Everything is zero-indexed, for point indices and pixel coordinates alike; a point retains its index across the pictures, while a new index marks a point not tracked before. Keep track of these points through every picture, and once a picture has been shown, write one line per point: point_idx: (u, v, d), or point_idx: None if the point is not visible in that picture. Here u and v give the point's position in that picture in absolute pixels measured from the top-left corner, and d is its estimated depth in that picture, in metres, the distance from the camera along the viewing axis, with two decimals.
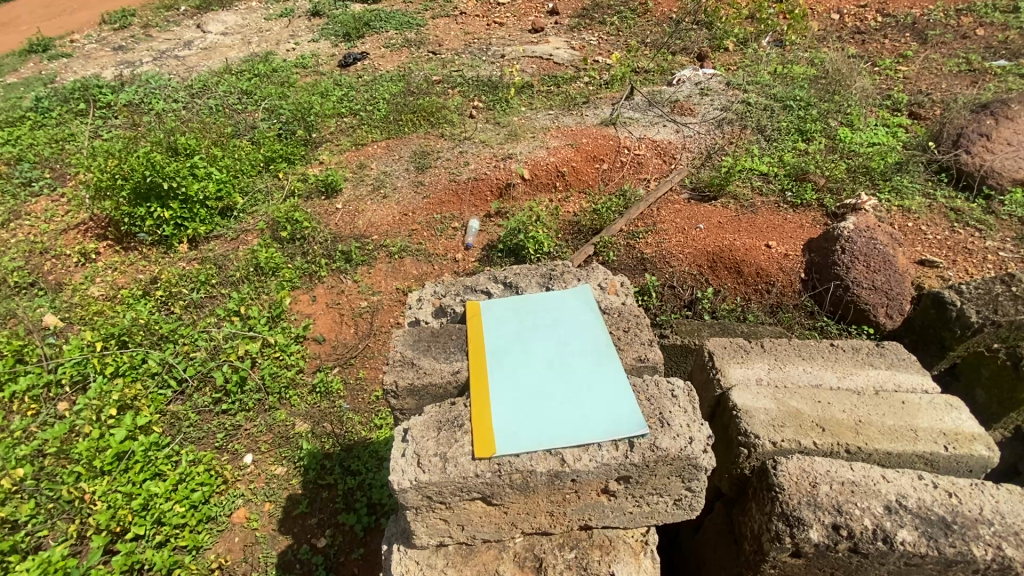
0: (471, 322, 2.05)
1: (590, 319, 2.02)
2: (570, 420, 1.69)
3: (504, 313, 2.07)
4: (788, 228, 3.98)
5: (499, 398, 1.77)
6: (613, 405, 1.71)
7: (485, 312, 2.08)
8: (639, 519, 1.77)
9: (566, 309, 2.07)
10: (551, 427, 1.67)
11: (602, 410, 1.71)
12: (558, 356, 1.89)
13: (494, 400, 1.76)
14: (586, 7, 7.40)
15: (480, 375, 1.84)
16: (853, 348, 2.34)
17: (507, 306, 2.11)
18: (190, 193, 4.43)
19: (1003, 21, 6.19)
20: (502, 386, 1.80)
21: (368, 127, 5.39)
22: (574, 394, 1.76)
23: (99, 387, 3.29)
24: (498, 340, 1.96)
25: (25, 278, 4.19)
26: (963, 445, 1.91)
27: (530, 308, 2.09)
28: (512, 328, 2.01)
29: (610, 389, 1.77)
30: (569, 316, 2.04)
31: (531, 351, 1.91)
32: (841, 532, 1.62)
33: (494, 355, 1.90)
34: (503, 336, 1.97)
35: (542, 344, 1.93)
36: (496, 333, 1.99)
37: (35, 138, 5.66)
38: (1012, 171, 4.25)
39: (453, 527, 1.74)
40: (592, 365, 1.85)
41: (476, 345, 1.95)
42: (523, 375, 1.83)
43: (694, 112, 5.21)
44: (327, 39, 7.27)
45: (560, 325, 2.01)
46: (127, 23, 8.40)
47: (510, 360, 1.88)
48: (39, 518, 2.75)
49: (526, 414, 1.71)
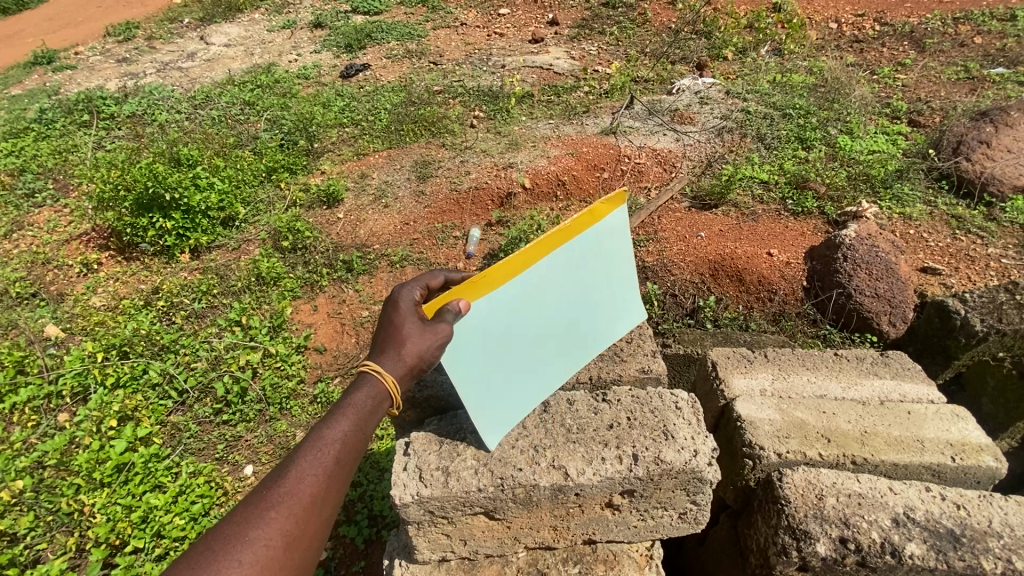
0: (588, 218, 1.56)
1: (605, 341, 1.79)
2: (485, 384, 1.55)
3: (608, 243, 1.69)
4: (790, 236, 3.99)
5: (497, 295, 1.48)
6: (512, 407, 1.64)
7: (609, 219, 1.65)
8: (644, 533, 1.75)
9: (613, 310, 1.80)
10: (473, 372, 1.52)
11: (503, 397, 1.61)
12: (549, 329, 1.63)
13: (493, 291, 1.46)
14: (587, 18, 7.45)
15: (530, 261, 1.49)
16: (857, 357, 2.34)
17: (604, 253, 1.69)
18: (193, 204, 4.44)
19: (1001, 29, 6.23)
20: (513, 290, 1.50)
21: (370, 137, 5.42)
22: (513, 364, 1.59)
23: (99, 398, 3.29)
24: (559, 265, 1.57)
25: (27, 289, 4.20)
26: (970, 455, 1.89)
27: (612, 269, 1.74)
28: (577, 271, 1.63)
29: (523, 394, 1.63)
30: (607, 314, 1.78)
31: (567, 296, 1.64)
32: (849, 546, 1.59)
33: (542, 273, 1.54)
34: (580, 255, 1.61)
35: (574, 295, 1.65)
36: (581, 246, 1.60)
37: (38, 149, 5.70)
38: (1011, 178, 4.25)
39: (455, 542, 1.72)
40: (546, 360, 1.65)
41: (569, 232, 1.54)
42: (529, 301, 1.55)
43: (694, 121, 5.23)
44: (329, 50, 7.32)
45: (595, 310, 1.75)
46: (131, 35, 8.49)
47: (538, 293, 1.56)
48: (37, 531, 2.71)
49: (479, 339, 1.50)
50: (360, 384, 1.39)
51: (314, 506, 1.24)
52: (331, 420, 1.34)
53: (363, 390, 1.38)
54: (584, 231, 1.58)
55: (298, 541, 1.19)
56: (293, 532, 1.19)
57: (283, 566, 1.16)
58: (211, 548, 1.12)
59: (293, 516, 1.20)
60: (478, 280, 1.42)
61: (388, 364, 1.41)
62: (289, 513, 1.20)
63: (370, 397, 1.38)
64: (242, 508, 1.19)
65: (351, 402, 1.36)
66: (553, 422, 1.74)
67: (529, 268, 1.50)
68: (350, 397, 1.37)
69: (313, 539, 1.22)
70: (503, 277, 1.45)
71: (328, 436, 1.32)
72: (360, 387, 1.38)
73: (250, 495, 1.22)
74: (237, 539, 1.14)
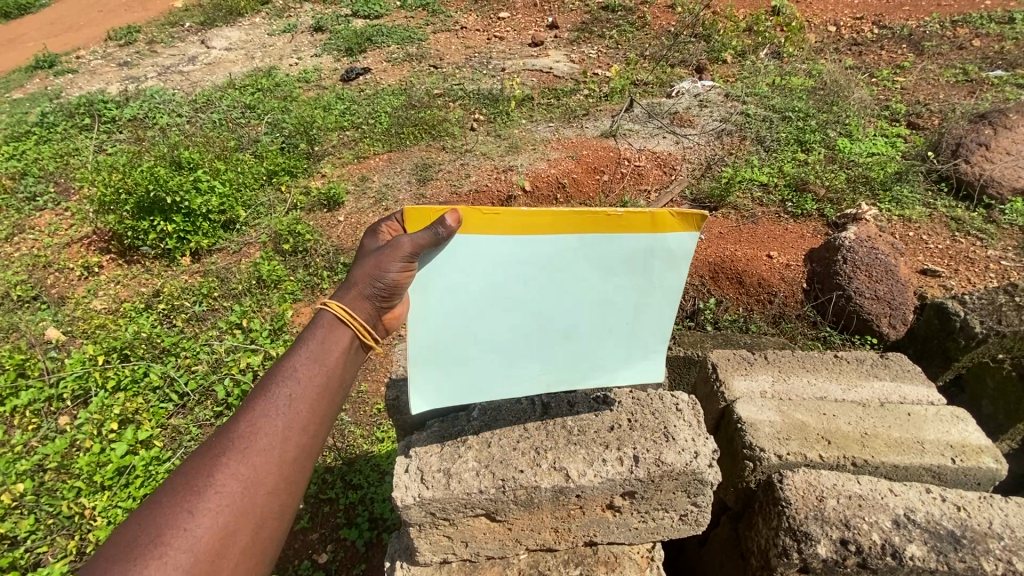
0: (646, 223, 1.30)
1: (614, 370, 1.49)
2: (439, 343, 1.36)
3: (655, 270, 1.37)
4: (790, 238, 4.01)
5: (491, 243, 1.30)
6: (461, 384, 1.41)
7: (667, 242, 1.34)
8: (645, 535, 1.75)
9: (632, 347, 1.47)
10: (432, 320, 1.34)
11: (453, 368, 1.39)
12: (541, 317, 1.39)
13: (488, 234, 1.29)
14: (586, 21, 7.48)
15: (544, 223, 1.29)
16: (857, 359, 2.35)
17: (651, 280, 1.39)
18: (193, 207, 4.46)
19: (999, 31, 6.26)
20: (511, 245, 1.30)
21: (370, 140, 5.43)
22: (480, 334, 1.38)
23: (100, 401, 3.29)
24: (586, 253, 1.33)
25: (29, 292, 4.21)
26: (970, 457, 1.90)
27: (651, 301, 1.42)
28: (608, 276, 1.36)
29: (477, 372, 1.41)
30: (622, 346, 1.47)
31: (582, 294, 1.38)
32: (849, 547, 1.60)
33: (561, 251, 1.32)
34: (608, 256, 1.34)
35: (584, 297, 1.39)
36: (614, 247, 1.33)
37: (40, 153, 5.72)
38: (1010, 180, 4.26)
39: (456, 544, 1.73)
40: (519, 348, 1.42)
41: (604, 220, 1.30)
42: (526, 271, 1.33)
43: (693, 124, 5.25)
44: (330, 54, 7.35)
45: (606, 334, 1.44)
46: (133, 39, 8.53)
47: (547, 272, 1.34)
48: (38, 535, 2.71)
49: (452, 284, 1.33)
50: (318, 322, 1.33)
51: (272, 450, 1.19)
52: (287, 359, 1.28)
53: (319, 326, 1.32)
54: (624, 234, 1.31)
55: (258, 486, 1.15)
56: (249, 477, 1.15)
57: (242, 511, 1.13)
58: (167, 498, 1.11)
59: (248, 458, 1.17)
60: (477, 213, 1.27)
61: (343, 293, 1.34)
62: (244, 456, 1.16)
63: (327, 333, 1.31)
64: (200, 455, 1.17)
65: (308, 340, 1.30)
66: (554, 424, 1.75)
67: (539, 229, 1.29)
68: (307, 335, 1.32)
69: (275, 483, 1.18)
70: (504, 223, 1.28)
71: (284, 375, 1.26)
72: (318, 324, 1.32)
73: (209, 441, 1.20)
74: (192, 487, 1.12)
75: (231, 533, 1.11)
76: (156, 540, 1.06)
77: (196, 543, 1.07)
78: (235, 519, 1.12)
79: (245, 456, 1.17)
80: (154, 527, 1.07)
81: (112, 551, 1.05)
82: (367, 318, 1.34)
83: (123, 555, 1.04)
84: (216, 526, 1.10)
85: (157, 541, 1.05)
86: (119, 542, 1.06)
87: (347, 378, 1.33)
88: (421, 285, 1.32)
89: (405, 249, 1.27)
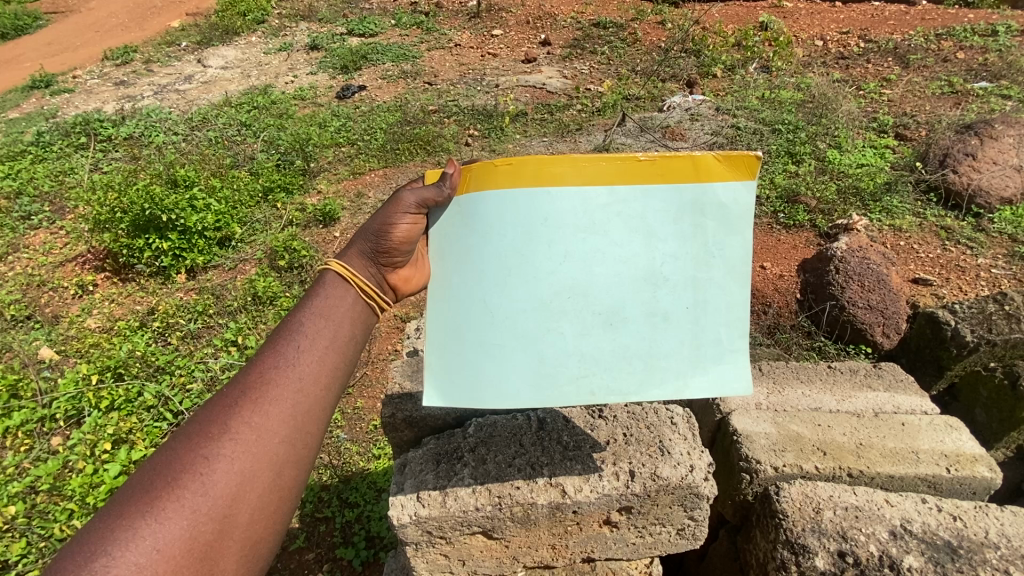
0: (684, 176, 1.26)
1: (667, 366, 1.33)
2: (463, 317, 1.31)
3: (708, 232, 1.29)
4: (782, 249, 4.10)
5: (516, 197, 1.29)
6: (485, 372, 1.30)
7: (715, 193, 1.27)
8: (643, 551, 1.74)
9: (697, 335, 1.33)
10: (455, 290, 1.33)
11: (479, 353, 1.30)
12: (576, 295, 1.30)
13: (509, 188, 1.29)
14: (578, 38, 7.59)
15: (572, 176, 1.27)
16: (851, 370, 2.40)
17: (701, 249, 1.29)
18: (189, 224, 4.47)
19: (982, 44, 6.40)
20: (540, 202, 1.29)
21: (366, 156, 5.47)
22: (506, 310, 1.30)
23: (94, 421, 3.26)
24: (621, 215, 1.28)
25: (22, 311, 4.19)
26: (965, 466, 1.91)
27: (709, 275, 1.31)
28: (648, 241, 1.29)
29: (504, 360, 1.30)
30: (682, 334, 1.33)
31: (622, 266, 1.30)
32: (847, 559, 1.58)
33: (594, 209, 1.28)
34: (650, 214, 1.28)
35: (627, 268, 1.30)
36: (654, 205, 1.28)
37: (35, 173, 5.73)
38: (999, 190, 4.33)
39: (454, 562, 1.71)
40: (554, 333, 1.31)
41: (639, 171, 1.27)
42: (557, 234, 1.29)
43: (685, 137, 5.31)
44: (325, 71, 7.44)
45: (656, 318, 1.32)
46: (129, 58, 8.59)
47: (578, 236, 1.29)
48: (29, 558, 2.68)
49: (475, 248, 1.32)
50: (320, 283, 1.34)
51: (284, 399, 1.19)
52: (296, 317, 1.30)
53: (320, 286, 1.34)
54: (665, 184, 1.26)
55: (271, 434, 1.15)
56: (261, 425, 1.15)
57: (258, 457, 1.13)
58: (180, 446, 1.12)
59: (258, 407, 1.17)
60: (493, 166, 1.29)
61: (349, 252, 1.39)
62: (253, 405, 1.17)
63: (329, 292, 1.32)
64: (211, 408, 1.18)
65: (314, 299, 1.32)
66: (549, 439, 1.74)
67: (568, 181, 1.28)
68: (310, 296, 1.33)
69: (289, 432, 1.17)
70: (523, 176, 1.28)
71: (293, 331, 1.27)
72: (319, 284, 1.34)
73: (218, 396, 1.21)
74: (206, 436, 1.13)
75: (246, 479, 1.11)
76: (172, 484, 1.07)
77: (213, 487, 1.08)
78: (251, 465, 1.12)
79: (254, 405, 1.17)
80: (170, 473, 1.09)
81: (127, 498, 1.06)
82: (371, 277, 1.36)
83: (138, 500, 1.05)
84: (232, 471, 1.10)
85: (174, 485, 1.07)
86: (135, 488, 1.08)
87: (356, 333, 1.32)
88: (436, 252, 1.36)
89: (408, 201, 1.33)
